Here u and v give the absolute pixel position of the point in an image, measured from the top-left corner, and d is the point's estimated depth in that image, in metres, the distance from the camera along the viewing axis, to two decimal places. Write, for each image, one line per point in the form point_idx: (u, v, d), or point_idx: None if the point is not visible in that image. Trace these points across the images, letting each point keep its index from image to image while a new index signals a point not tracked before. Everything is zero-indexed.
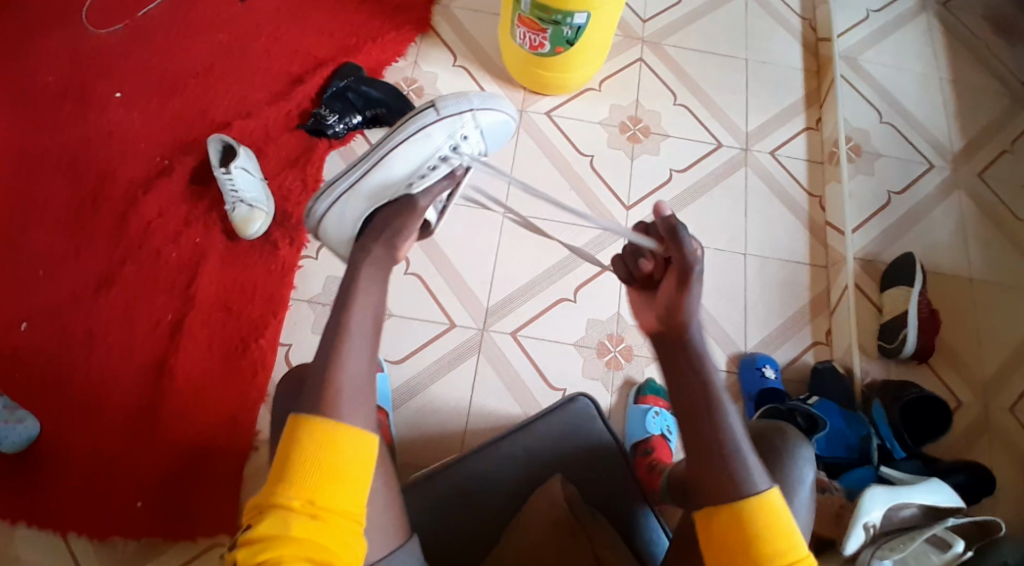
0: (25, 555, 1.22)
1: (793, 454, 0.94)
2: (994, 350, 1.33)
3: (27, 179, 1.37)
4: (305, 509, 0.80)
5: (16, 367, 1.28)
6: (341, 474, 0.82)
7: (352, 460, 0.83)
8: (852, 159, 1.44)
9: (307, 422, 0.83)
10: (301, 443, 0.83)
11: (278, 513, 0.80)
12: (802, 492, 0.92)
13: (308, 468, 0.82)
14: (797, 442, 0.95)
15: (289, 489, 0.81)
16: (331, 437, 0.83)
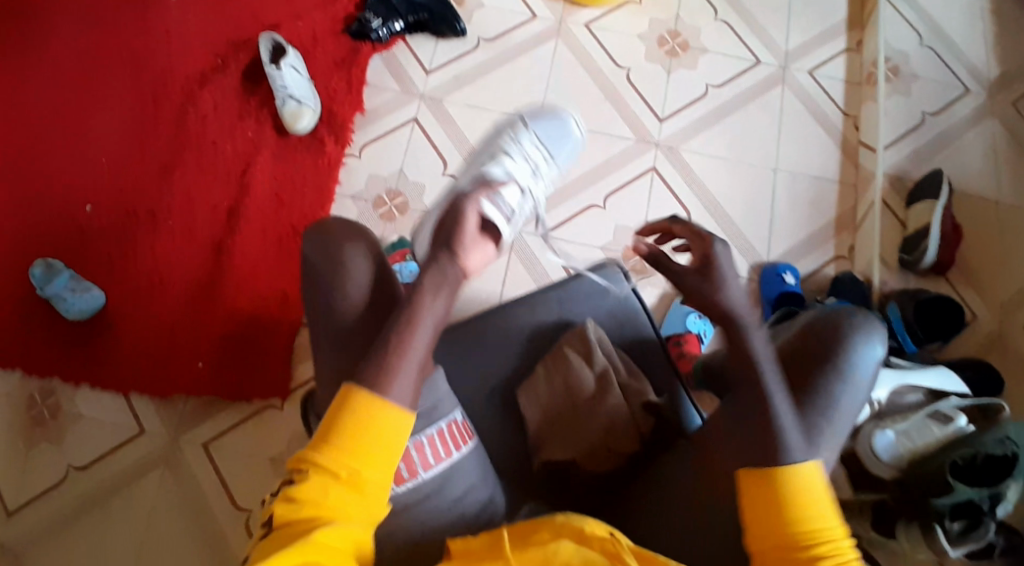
0: (85, 411, 1.46)
1: (851, 342, 0.92)
2: (1016, 272, 1.39)
3: (97, 73, 1.53)
4: (341, 474, 0.80)
5: (82, 243, 1.47)
6: (379, 450, 0.82)
7: (392, 434, 0.82)
8: (890, 79, 1.48)
9: (356, 395, 0.82)
10: (349, 412, 0.82)
11: (315, 474, 0.80)
12: (860, 377, 0.92)
13: (349, 435, 0.81)
14: (859, 327, 0.93)
15: (329, 453, 0.81)
16: (374, 414, 0.82)
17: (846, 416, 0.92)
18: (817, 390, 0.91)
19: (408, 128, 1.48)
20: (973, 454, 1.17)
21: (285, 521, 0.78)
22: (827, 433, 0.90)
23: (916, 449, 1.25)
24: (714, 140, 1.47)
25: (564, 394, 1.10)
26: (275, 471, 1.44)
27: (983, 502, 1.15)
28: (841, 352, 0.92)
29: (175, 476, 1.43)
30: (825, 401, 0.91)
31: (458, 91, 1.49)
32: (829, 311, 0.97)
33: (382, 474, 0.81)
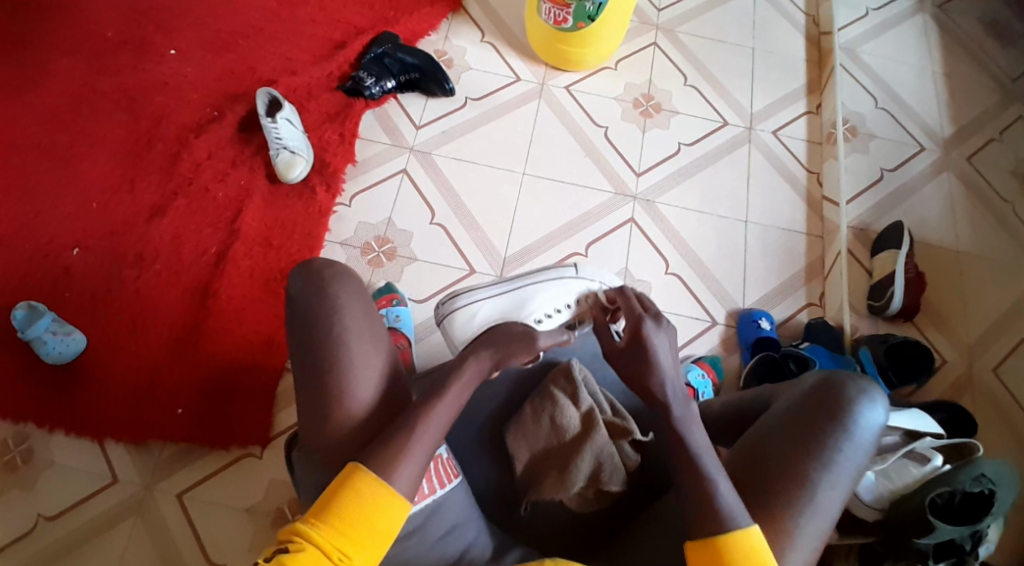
0: (58, 457, 1.41)
1: (853, 406, 1.03)
2: (978, 318, 1.48)
3: (91, 123, 1.57)
4: (328, 550, 0.92)
5: (66, 286, 1.47)
6: (376, 536, 0.95)
7: (387, 523, 0.95)
8: (849, 138, 1.61)
9: (368, 482, 0.96)
10: (358, 500, 0.95)
11: (317, 551, 0.92)
12: (862, 439, 1.02)
13: (351, 519, 0.94)
14: (860, 392, 1.04)
15: (331, 534, 0.93)
16: (379, 503, 0.95)
17: (846, 468, 1.01)
18: (823, 441, 1.01)
19: (397, 179, 1.55)
20: (951, 491, 1.19)
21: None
22: (826, 483, 1.00)
23: (897, 489, 1.25)
24: (688, 194, 1.56)
25: (551, 432, 1.13)
26: (252, 522, 1.40)
27: (965, 541, 1.21)
28: (847, 412, 1.03)
29: (147, 527, 1.38)
30: (829, 454, 1.01)
31: (446, 144, 1.57)
32: (835, 373, 1.08)
33: (365, 555, 0.94)
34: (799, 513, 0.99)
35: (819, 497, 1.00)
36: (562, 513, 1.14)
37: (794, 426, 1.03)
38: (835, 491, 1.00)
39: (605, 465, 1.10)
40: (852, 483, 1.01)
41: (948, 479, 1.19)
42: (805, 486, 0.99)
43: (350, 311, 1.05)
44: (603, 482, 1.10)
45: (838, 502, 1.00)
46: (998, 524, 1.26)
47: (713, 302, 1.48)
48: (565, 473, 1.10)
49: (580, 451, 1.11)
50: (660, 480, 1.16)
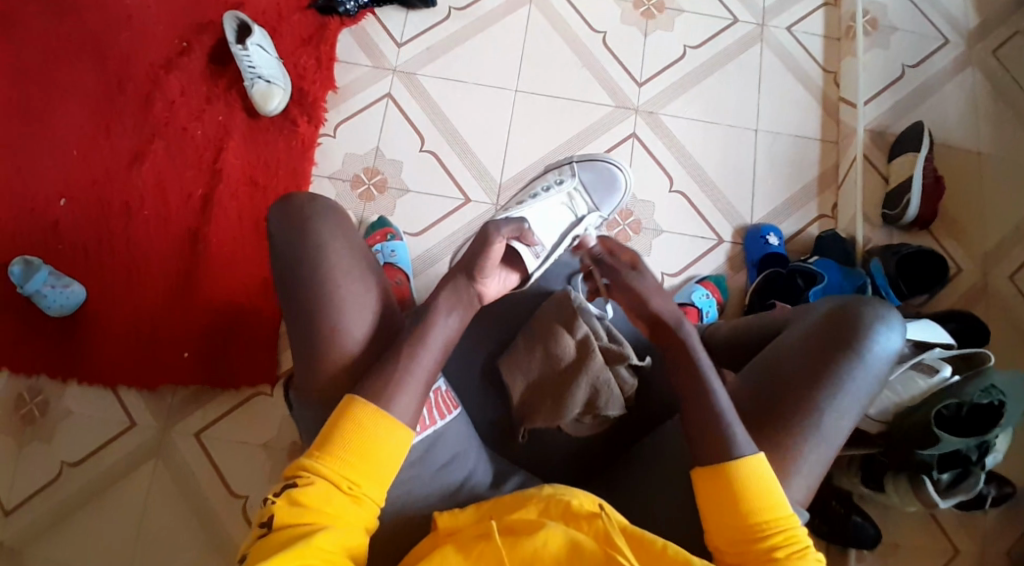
0: (72, 407, 1.44)
1: (866, 330, 1.01)
2: (1000, 224, 1.40)
3: (57, 63, 1.49)
4: (335, 481, 0.93)
5: (57, 237, 1.44)
6: (380, 464, 0.95)
7: (390, 451, 0.96)
8: (869, 33, 1.47)
9: (369, 414, 0.96)
10: (360, 430, 0.95)
11: (323, 483, 0.93)
12: (873, 364, 1.00)
13: (353, 449, 0.95)
14: (873, 317, 1.02)
15: (336, 466, 0.94)
16: (380, 434, 0.96)
17: (857, 393, 1.00)
18: (837, 367, 0.99)
19: (382, 104, 1.47)
20: (959, 403, 1.19)
21: (287, 523, 0.90)
22: (835, 409, 0.98)
23: (903, 403, 1.24)
24: (693, 104, 1.45)
25: (545, 363, 1.12)
26: (269, 457, 1.43)
27: (971, 453, 1.22)
28: (858, 339, 1.00)
29: (169, 466, 1.42)
30: (841, 379, 0.99)
31: (431, 63, 1.47)
32: (845, 301, 1.05)
33: (373, 483, 0.94)
34: (804, 437, 0.98)
35: (825, 426, 0.98)
36: (561, 441, 1.14)
37: (800, 358, 1.01)
38: (843, 417, 0.99)
39: (602, 391, 1.10)
40: (860, 410, 1.00)
41: (955, 391, 1.19)
42: (813, 411, 0.98)
43: (333, 284, 1.01)
44: (601, 408, 1.11)
45: (845, 430, 0.99)
46: (1005, 436, 1.26)
47: (719, 219, 1.42)
48: (562, 400, 1.10)
49: (575, 380, 1.11)
50: (659, 409, 1.17)
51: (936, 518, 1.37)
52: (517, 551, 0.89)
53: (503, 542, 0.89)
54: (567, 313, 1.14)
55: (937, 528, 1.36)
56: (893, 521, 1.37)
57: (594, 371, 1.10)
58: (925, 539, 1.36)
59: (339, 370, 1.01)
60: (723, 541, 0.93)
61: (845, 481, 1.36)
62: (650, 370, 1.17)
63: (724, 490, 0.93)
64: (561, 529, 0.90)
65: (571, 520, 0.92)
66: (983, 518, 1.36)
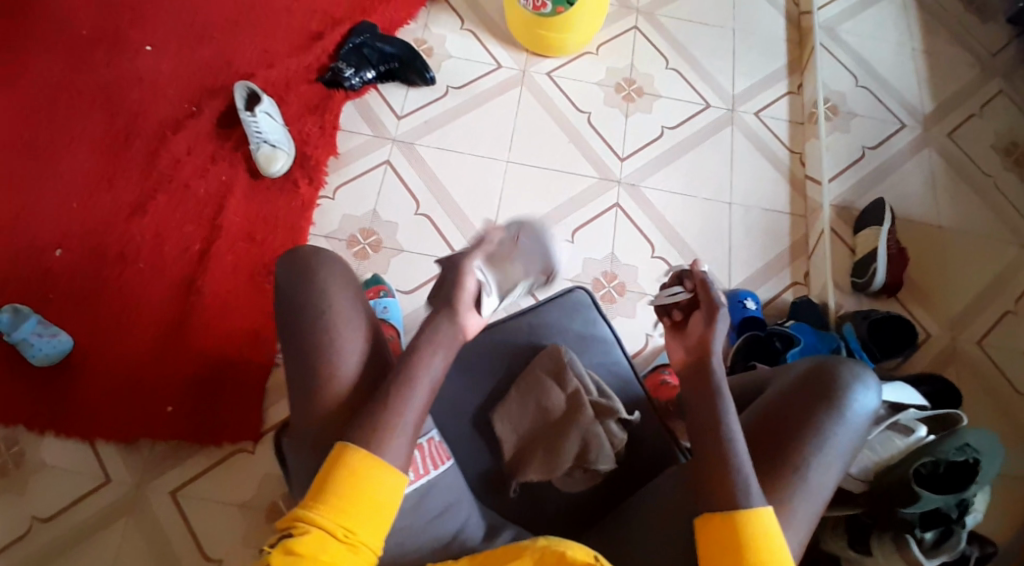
0: (47, 459, 1.41)
1: (848, 388, 1.05)
2: (962, 292, 1.50)
3: (67, 122, 1.55)
4: (332, 529, 0.90)
5: (49, 287, 1.46)
6: (378, 511, 0.92)
7: (386, 497, 0.93)
8: (830, 117, 1.62)
9: (366, 460, 0.93)
10: (358, 477, 0.92)
11: (320, 533, 0.89)
12: (855, 422, 1.04)
13: (350, 496, 0.92)
14: (852, 377, 1.06)
15: (332, 515, 0.90)
16: (376, 479, 0.93)
17: (838, 450, 1.03)
18: (817, 423, 1.03)
19: (381, 170, 1.55)
20: (935, 461, 1.22)
21: None
22: (818, 466, 1.01)
23: (882, 462, 1.28)
24: (672, 177, 1.56)
25: (539, 414, 1.15)
26: (246, 517, 1.40)
27: (952, 511, 1.24)
28: (841, 395, 1.04)
29: (141, 524, 1.38)
30: (822, 437, 1.02)
31: (427, 135, 1.57)
32: (825, 361, 1.10)
33: (370, 530, 0.92)
34: (791, 493, 1.00)
35: (813, 479, 1.01)
36: (550, 492, 1.15)
37: (787, 413, 1.05)
38: (827, 474, 1.02)
39: (592, 443, 1.13)
40: (845, 464, 1.03)
41: (932, 450, 1.21)
42: (798, 467, 1.01)
43: (339, 302, 1.05)
44: (591, 461, 1.13)
45: (832, 483, 1.02)
46: (982, 496, 1.27)
47: None
48: (553, 452, 1.13)
49: (568, 432, 1.14)
50: (652, 463, 1.17)
51: None
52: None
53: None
54: (556, 367, 1.17)
55: None
56: None
57: (586, 426, 1.13)
58: None
59: (341, 386, 1.02)
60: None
61: (833, 544, 1.37)
62: (638, 425, 1.19)
63: (730, 538, 0.93)
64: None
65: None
66: None
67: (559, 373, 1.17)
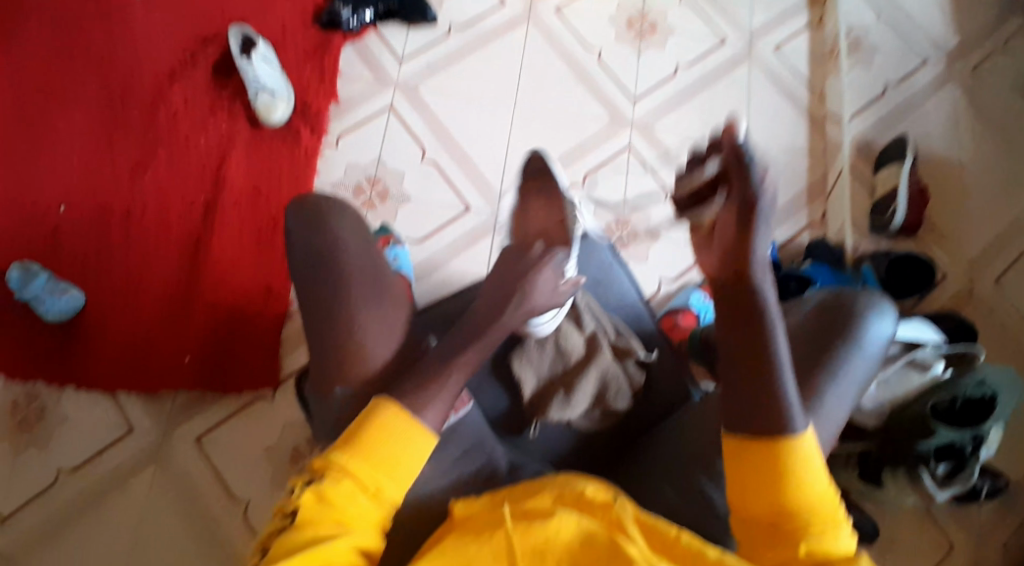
0: (70, 414, 1.42)
1: (864, 316, 1.03)
2: (980, 233, 1.47)
3: (62, 77, 1.53)
4: (361, 481, 0.87)
5: (58, 245, 1.45)
6: (406, 465, 0.89)
7: (416, 454, 0.90)
8: (852, 52, 1.56)
9: (400, 413, 0.90)
10: (392, 429, 0.90)
11: (348, 483, 0.87)
12: (869, 349, 1.02)
13: (380, 448, 0.89)
14: (868, 304, 1.03)
15: (365, 466, 0.88)
16: (406, 433, 0.90)
17: (854, 376, 1.00)
18: (833, 353, 1.01)
19: (384, 117, 1.52)
20: (952, 397, 1.23)
21: (309, 520, 0.85)
22: (834, 394, 0.99)
23: (898, 399, 1.29)
24: (686, 117, 1.51)
25: (556, 357, 1.15)
26: (271, 463, 1.41)
27: (966, 446, 1.24)
28: (857, 323, 1.02)
29: (166, 474, 1.39)
30: (836, 366, 1.00)
31: (431, 78, 1.53)
32: (840, 292, 1.08)
33: (397, 484, 0.89)
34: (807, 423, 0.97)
35: (826, 406, 0.98)
36: (569, 432, 1.16)
37: (803, 342, 1.02)
38: (842, 402, 0.99)
39: (610, 384, 1.14)
40: (857, 394, 1.00)
41: (951, 386, 1.23)
42: (813, 396, 0.98)
43: (348, 270, 1.02)
44: (609, 401, 1.14)
45: (844, 412, 0.99)
46: (999, 430, 1.28)
47: None
48: (571, 393, 1.12)
49: (585, 372, 1.14)
50: (669, 400, 1.19)
51: (932, 514, 1.36)
52: (527, 538, 0.88)
53: (515, 529, 0.89)
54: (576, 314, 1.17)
55: (937, 528, 1.36)
56: (890, 515, 1.37)
57: (604, 368, 1.14)
58: (921, 539, 1.35)
59: (353, 359, 1.00)
60: (755, 512, 0.84)
61: (843, 477, 1.37)
62: (657, 366, 1.19)
63: (765, 458, 0.83)
64: (573, 516, 0.89)
65: (584, 507, 0.92)
66: (979, 513, 1.37)
67: (579, 317, 1.17)
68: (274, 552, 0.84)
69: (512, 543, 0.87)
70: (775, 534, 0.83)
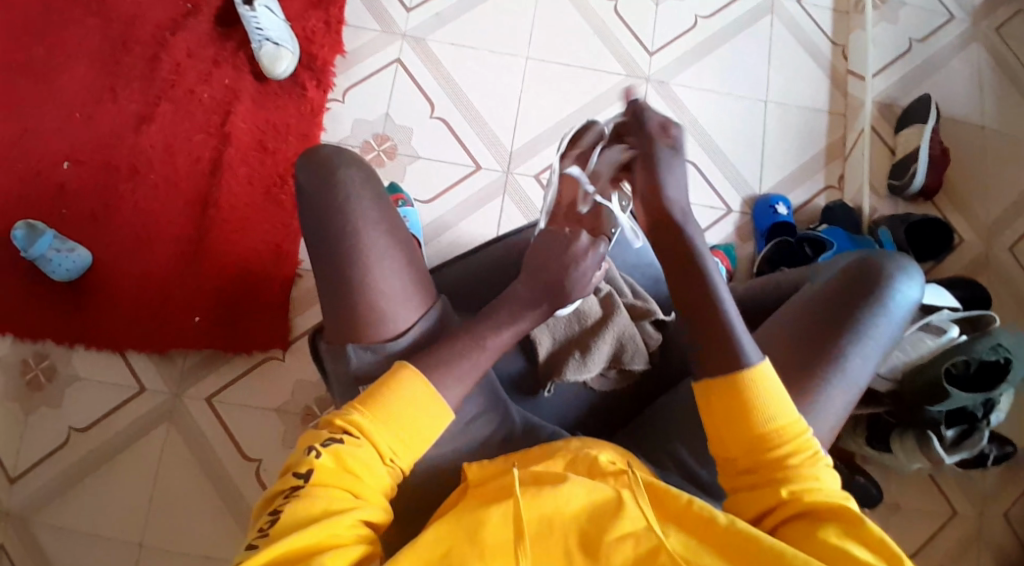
0: (81, 373, 1.40)
1: (893, 280, 1.00)
2: (998, 198, 1.45)
3: (60, 26, 1.48)
4: (378, 447, 0.86)
5: (62, 200, 1.42)
6: (420, 435, 0.89)
7: (431, 424, 0.89)
8: (877, 7, 1.52)
9: (420, 381, 0.89)
10: (413, 396, 0.89)
11: (365, 448, 0.86)
12: (897, 313, 0.99)
13: (398, 414, 0.88)
14: (898, 269, 1.01)
15: (383, 432, 0.87)
16: (425, 402, 0.89)
17: (880, 338, 0.98)
18: (861, 317, 0.98)
19: (392, 70, 1.48)
20: (967, 360, 1.21)
21: (325, 484, 0.83)
22: (859, 355, 0.97)
23: (912, 362, 1.26)
24: (703, 74, 1.48)
25: (573, 321, 1.09)
26: (283, 422, 1.40)
27: (977, 409, 1.26)
28: (886, 287, 0.99)
29: (181, 431, 1.39)
30: (864, 329, 0.97)
31: (442, 28, 1.49)
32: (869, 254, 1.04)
33: (409, 453, 0.88)
34: (828, 382, 0.95)
35: (850, 368, 0.96)
36: (584, 397, 1.12)
37: (829, 302, 0.99)
38: (866, 364, 0.97)
39: (627, 346, 1.09)
40: (882, 357, 0.98)
41: (965, 349, 1.20)
42: (837, 356, 0.96)
43: None
44: (625, 362, 1.09)
45: (867, 375, 0.97)
46: (1008, 396, 1.29)
47: (727, 189, 1.44)
48: (586, 355, 1.07)
49: (602, 334, 1.08)
50: (683, 360, 1.14)
51: (936, 481, 1.41)
52: (536, 504, 0.82)
53: (523, 496, 0.83)
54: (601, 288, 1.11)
55: (936, 490, 1.41)
56: (895, 481, 1.41)
57: (622, 334, 1.09)
58: (922, 503, 1.40)
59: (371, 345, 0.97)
60: (734, 453, 0.85)
61: (850, 443, 1.41)
62: (675, 328, 1.15)
63: (737, 398, 0.85)
64: (585, 484, 0.84)
65: (596, 476, 0.87)
66: (982, 480, 1.42)
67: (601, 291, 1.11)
68: (284, 520, 0.80)
69: (519, 507, 0.82)
70: (755, 476, 0.84)
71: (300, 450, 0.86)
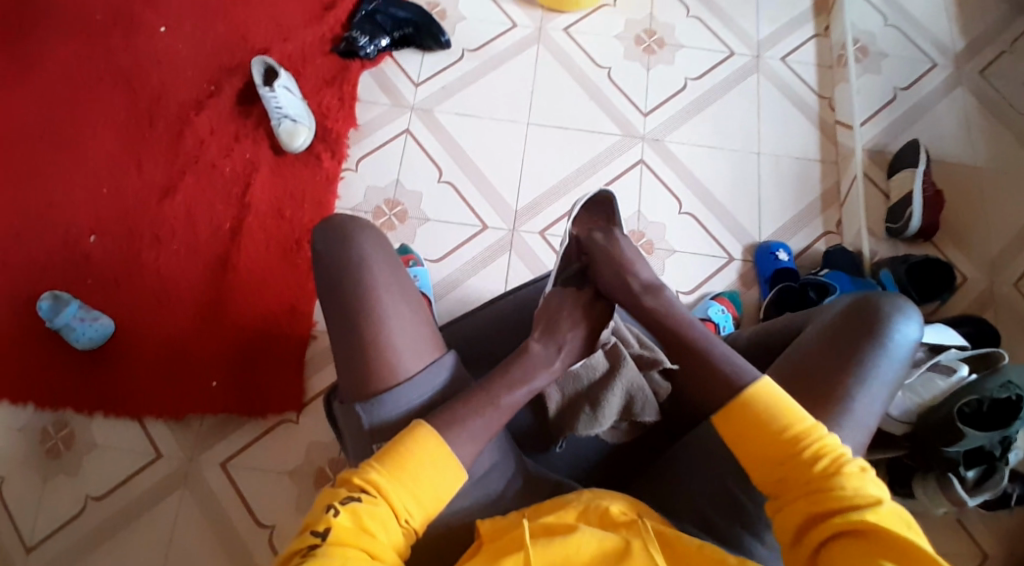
0: (98, 439, 1.42)
1: (891, 320, 0.99)
2: (997, 235, 1.47)
3: (92, 110, 1.58)
4: (395, 506, 0.86)
5: (87, 271, 1.48)
6: (435, 494, 0.88)
7: (446, 484, 0.89)
8: (860, 59, 1.60)
9: (434, 439, 0.90)
10: (429, 453, 0.89)
11: (383, 507, 0.85)
12: (898, 351, 0.97)
13: (415, 473, 0.88)
14: (894, 309, 0.99)
15: (401, 492, 0.86)
16: (440, 461, 0.89)
17: (884, 379, 0.96)
18: (862, 357, 0.96)
19: (402, 140, 1.57)
20: (979, 399, 1.19)
21: (343, 543, 0.81)
22: (865, 395, 0.95)
23: (925, 403, 1.25)
24: (696, 130, 1.56)
25: (579, 378, 1.08)
26: (296, 484, 1.40)
27: (995, 449, 1.22)
28: (884, 327, 0.98)
29: (195, 495, 1.39)
30: (867, 368, 0.96)
31: (448, 101, 1.59)
32: (864, 295, 1.03)
33: (424, 513, 0.87)
34: (835, 423, 0.94)
35: (856, 409, 0.95)
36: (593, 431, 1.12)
37: (828, 347, 0.98)
38: (873, 405, 0.95)
39: (637, 397, 1.07)
40: (889, 398, 0.96)
41: (976, 387, 1.19)
42: (842, 399, 0.94)
43: None
44: (636, 414, 1.07)
45: (875, 417, 0.95)
46: None
47: (727, 238, 1.48)
48: (596, 410, 1.06)
49: (610, 387, 1.06)
50: None
51: (965, 526, 1.36)
52: (546, 553, 0.81)
53: (533, 546, 0.82)
54: (609, 344, 1.09)
55: (967, 536, 1.36)
56: (923, 527, 1.36)
57: (632, 389, 1.07)
58: (953, 549, 1.35)
59: None
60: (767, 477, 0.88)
61: None
62: None
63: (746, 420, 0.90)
64: (595, 533, 0.83)
65: (609, 527, 0.86)
66: (1013, 524, 1.37)
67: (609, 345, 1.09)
68: None
69: (530, 556, 0.81)
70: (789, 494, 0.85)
71: (319, 512, 0.85)
